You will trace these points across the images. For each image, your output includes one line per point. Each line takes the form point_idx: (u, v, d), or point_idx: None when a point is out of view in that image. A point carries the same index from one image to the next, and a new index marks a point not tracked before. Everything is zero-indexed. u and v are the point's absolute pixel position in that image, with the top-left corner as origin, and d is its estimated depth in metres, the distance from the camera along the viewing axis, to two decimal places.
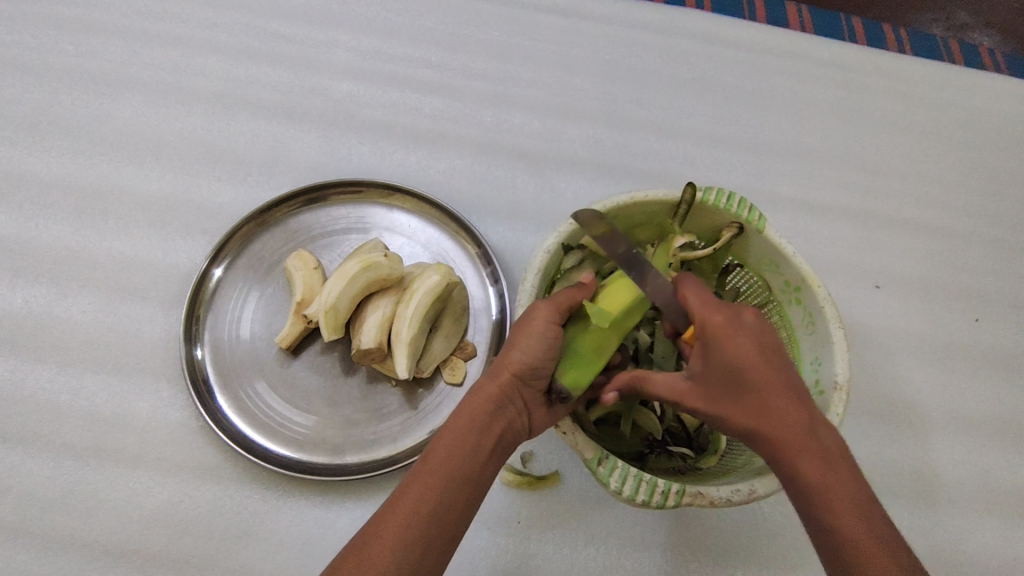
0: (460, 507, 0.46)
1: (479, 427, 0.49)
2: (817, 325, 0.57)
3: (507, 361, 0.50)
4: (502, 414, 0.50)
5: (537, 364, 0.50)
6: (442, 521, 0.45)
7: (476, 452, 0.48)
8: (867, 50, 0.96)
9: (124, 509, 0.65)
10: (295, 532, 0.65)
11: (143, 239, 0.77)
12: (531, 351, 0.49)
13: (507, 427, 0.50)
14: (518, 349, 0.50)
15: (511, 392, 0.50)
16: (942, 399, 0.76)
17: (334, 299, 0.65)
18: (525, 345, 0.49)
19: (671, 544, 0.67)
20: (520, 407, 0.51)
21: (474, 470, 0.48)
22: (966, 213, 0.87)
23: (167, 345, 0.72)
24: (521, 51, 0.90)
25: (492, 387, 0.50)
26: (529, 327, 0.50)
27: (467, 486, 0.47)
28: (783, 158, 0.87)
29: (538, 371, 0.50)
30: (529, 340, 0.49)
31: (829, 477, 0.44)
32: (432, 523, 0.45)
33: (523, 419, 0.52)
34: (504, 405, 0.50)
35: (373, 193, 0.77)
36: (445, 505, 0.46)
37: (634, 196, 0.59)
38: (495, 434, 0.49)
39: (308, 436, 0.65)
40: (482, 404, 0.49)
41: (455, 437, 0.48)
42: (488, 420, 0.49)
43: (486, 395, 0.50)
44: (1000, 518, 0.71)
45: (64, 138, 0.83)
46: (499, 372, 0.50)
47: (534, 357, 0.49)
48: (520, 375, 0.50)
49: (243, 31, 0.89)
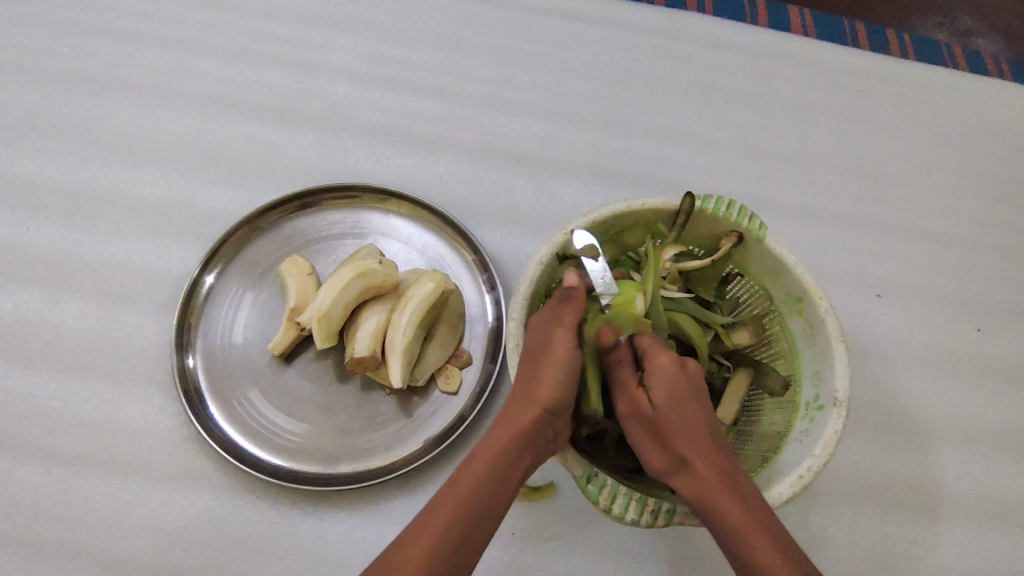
0: (485, 538, 0.45)
1: (509, 459, 0.48)
2: (817, 337, 0.56)
3: (534, 397, 0.50)
4: (534, 448, 0.49)
5: (562, 398, 0.50)
6: (467, 548, 0.44)
7: (506, 482, 0.47)
8: (870, 55, 0.95)
9: (114, 518, 0.64)
10: (287, 542, 0.64)
11: (135, 243, 0.76)
12: (558, 383, 0.50)
13: (536, 460, 0.49)
14: (547, 381, 0.50)
15: (540, 428, 0.49)
16: (944, 410, 0.75)
17: (327, 307, 0.64)
18: (551, 379, 0.50)
19: (667, 557, 0.66)
20: (550, 438, 0.50)
21: (500, 502, 0.47)
22: (969, 220, 0.86)
23: (158, 351, 0.71)
24: (520, 54, 0.89)
25: (523, 419, 0.49)
26: (554, 357, 0.51)
27: (493, 516, 0.46)
28: (784, 164, 0.86)
29: (564, 401, 0.51)
30: (555, 373, 0.50)
31: (739, 515, 0.46)
32: (458, 552, 0.44)
33: (550, 451, 0.51)
34: (536, 439, 0.49)
35: (369, 198, 0.76)
36: (469, 537, 0.44)
37: (630, 204, 0.58)
38: (525, 466, 0.48)
39: (300, 445, 0.65)
40: (513, 437, 0.48)
41: (484, 466, 0.47)
42: (518, 452, 0.48)
43: (516, 426, 0.49)
44: (1002, 532, 0.70)
45: (58, 140, 0.82)
46: (528, 403, 0.50)
47: (561, 390, 0.50)
48: (548, 412, 0.50)
49: (239, 33, 0.88)
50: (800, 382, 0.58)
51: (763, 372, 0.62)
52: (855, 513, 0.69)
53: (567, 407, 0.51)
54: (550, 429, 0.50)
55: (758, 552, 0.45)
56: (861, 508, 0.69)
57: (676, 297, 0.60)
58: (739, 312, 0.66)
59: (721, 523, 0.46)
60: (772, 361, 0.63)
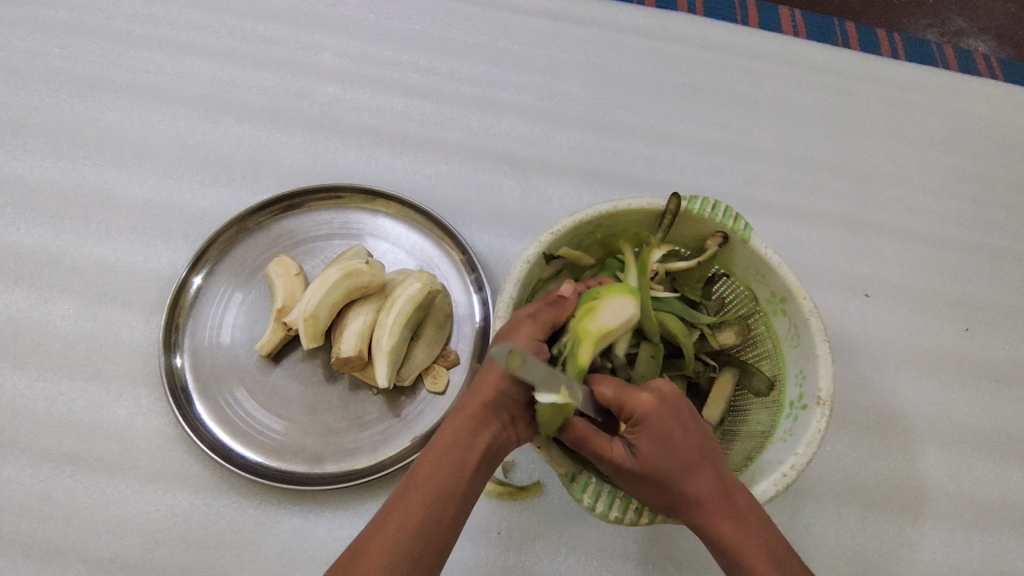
0: (448, 525, 0.46)
1: (463, 444, 0.48)
2: (801, 338, 0.56)
3: (486, 379, 0.49)
4: (488, 429, 0.49)
5: (516, 377, 0.49)
6: (430, 536, 0.45)
7: (462, 467, 0.47)
8: (860, 56, 0.95)
9: (101, 517, 0.64)
10: (272, 542, 0.64)
11: (124, 244, 0.77)
12: (511, 364, 0.49)
13: (496, 440, 0.49)
14: (501, 363, 0.49)
15: (495, 409, 0.49)
16: (930, 410, 0.75)
17: (314, 307, 0.65)
18: (504, 361, 0.49)
19: (653, 557, 0.66)
20: (508, 418, 0.50)
21: (459, 487, 0.47)
22: (957, 221, 0.86)
23: (146, 351, 0.71)
24: (509, 55, 0.90)
25: (475, 403, 0.49)
26: (513, 341, 0.49)
27: (454, 503, 0.46)
28: (773, 164, 0.86)
29: (519, 382, 0.49)
30: (508, 354, 0.49)
31: (744, 536, 0.46)
32: (418, 540, 0.45)
33: (514, 432, 0.50)
34: (490, 420, 0.49)
35: (356, 198, 0.76)
36: (427, 526, 0.45)
37: (616, 205, 0.58)
38: (482, 448, 0.48)
39: (286, 444, 0.65)
40: (465, 421, 0.49)
41: (438, 454, 0.47)
42: (473, 435, 0.48)
43: (470, 411, 0.49)
44: (987, 531, 0.70)
45: (48, 140, 0.82)
46: (481, 387, 0.49)
47: (516, 371, 0.49)
48: (502, 392, 0.49)
49: (230, 34, 0.89)
50: (785, 383, 0.58)
51: (749, 373, 0.62)
52: (840, 512, 0.69)
53: (524, 388, 0.50)
54: (507, 409, 0.50)
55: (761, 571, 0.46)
56: (846, 507, 0.69)
57: (663, 297, 0.61)
58: (725, 311, 0.66)
59: (724, 542, 0.47)
60: (757, 360, 0.63)
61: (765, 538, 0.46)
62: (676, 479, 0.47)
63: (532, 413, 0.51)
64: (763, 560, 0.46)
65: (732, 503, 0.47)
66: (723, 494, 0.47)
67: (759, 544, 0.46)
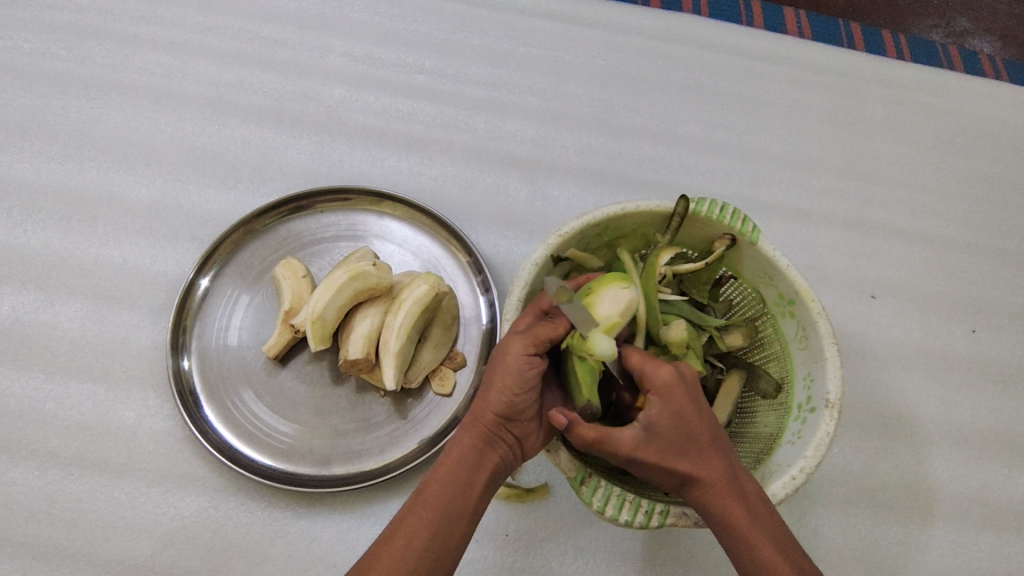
0: (456, 541, 0.46)
1: (469, 464, 0.49)
2: (810, 340, 0.56)
3: (486, 402, 0.50)
4: (494, 449, 0.50)
5: (516, 402, 0.49)
6: (439, 553, 0.46)
7: (469, 486, 0.48)
8: (865, 58, 0.95)
9: (109, 520, 0.64)
10: (280, 544, 0.64)
11: (131, 246, 0.77)
12: (508, 388, 0.49)
13: (501, 461, 0.50)
14: (499, 385, 0.49)
15: (498, 431, 0.50)
16: (937, 412, 0.75)
17: (321, 309, 0.65)
18: (500, 384, 0.49)
19: (661, 559, 0.66)
20: (513, 440, 0.51)
21: (467, 505, 0.47)
22: (963, 222, 0.86)
23: (154, 353, 0.72)
24: (515, 57, 0.90)
25: (478, 425, 0.50)
26: (507, 362, 0.49)
27: (462, 520, 0.47)
28: (779, 166, 0.86)
29: (518, 405, 0.49)
30: (504, 377, 0.49)
31: (751, 518, 0.46)
32: (427, 555, 0.45)
33: (518, 451, 0.51)
34: (494, 441, 0.50)
35: (362, 200, 0.76)
36: (437, 543, 0.46)
37: (624, 206, 0.57)
38: (488, 468, 0.49)
39: (294, 446, 0.65)
40: (472, 442, 0.49)
41: (445, 474, 0.48)
42: (479, 455, 0.49)
43: (474, 432, 0.50)
44: (994, 533, 0.70)
45: (54, 142, 0.82)
46: (482, 409, 0.50)
47: (513, 392, 0.49)
48: (502, 414, 0.49)
49: (236, 36, 0.89)
50: (794, 386, 0.58)
51: (756, 375, 0.63)
52: (847, 514, 0.69)
53: (524, 410, 0.50)
54: (511, 431, 0.50)
55: (763, 556, 0.46)
56: (854, 509, 0.69)
57: (672, 300, 0.61)
58: (732, 314, 0.66)
59: (728, 526, 0.47)
60: (765, 362, 0.62)
61: (772, 525, 0.47)
62: (686, 457, 0.48)
63: (535, 436, 0.52)
64: (767, 546, 0.46)
65: (739, 483, 0.48)
66: (732, 475, 0.48)
67: (763, 530, 0.46)
